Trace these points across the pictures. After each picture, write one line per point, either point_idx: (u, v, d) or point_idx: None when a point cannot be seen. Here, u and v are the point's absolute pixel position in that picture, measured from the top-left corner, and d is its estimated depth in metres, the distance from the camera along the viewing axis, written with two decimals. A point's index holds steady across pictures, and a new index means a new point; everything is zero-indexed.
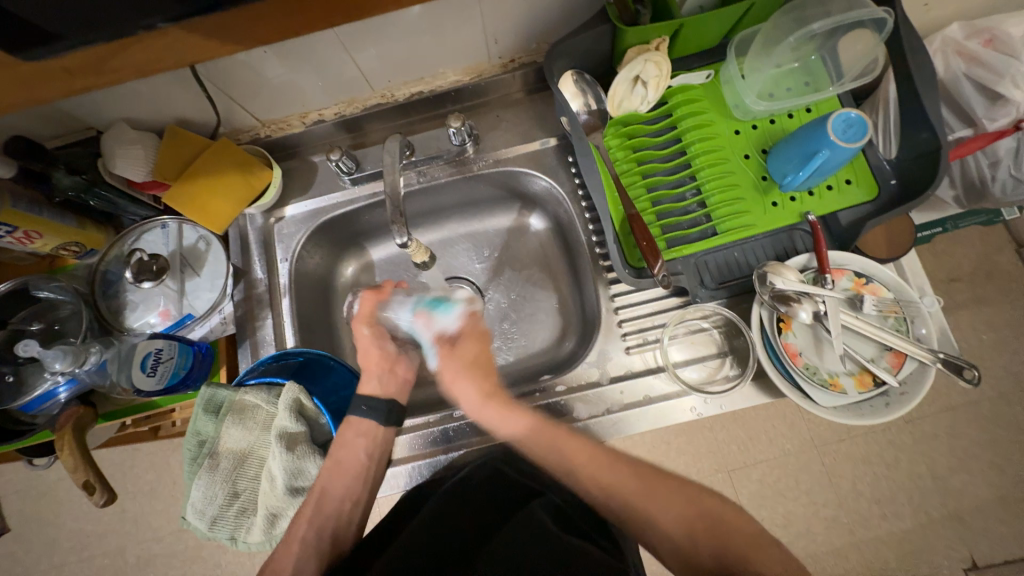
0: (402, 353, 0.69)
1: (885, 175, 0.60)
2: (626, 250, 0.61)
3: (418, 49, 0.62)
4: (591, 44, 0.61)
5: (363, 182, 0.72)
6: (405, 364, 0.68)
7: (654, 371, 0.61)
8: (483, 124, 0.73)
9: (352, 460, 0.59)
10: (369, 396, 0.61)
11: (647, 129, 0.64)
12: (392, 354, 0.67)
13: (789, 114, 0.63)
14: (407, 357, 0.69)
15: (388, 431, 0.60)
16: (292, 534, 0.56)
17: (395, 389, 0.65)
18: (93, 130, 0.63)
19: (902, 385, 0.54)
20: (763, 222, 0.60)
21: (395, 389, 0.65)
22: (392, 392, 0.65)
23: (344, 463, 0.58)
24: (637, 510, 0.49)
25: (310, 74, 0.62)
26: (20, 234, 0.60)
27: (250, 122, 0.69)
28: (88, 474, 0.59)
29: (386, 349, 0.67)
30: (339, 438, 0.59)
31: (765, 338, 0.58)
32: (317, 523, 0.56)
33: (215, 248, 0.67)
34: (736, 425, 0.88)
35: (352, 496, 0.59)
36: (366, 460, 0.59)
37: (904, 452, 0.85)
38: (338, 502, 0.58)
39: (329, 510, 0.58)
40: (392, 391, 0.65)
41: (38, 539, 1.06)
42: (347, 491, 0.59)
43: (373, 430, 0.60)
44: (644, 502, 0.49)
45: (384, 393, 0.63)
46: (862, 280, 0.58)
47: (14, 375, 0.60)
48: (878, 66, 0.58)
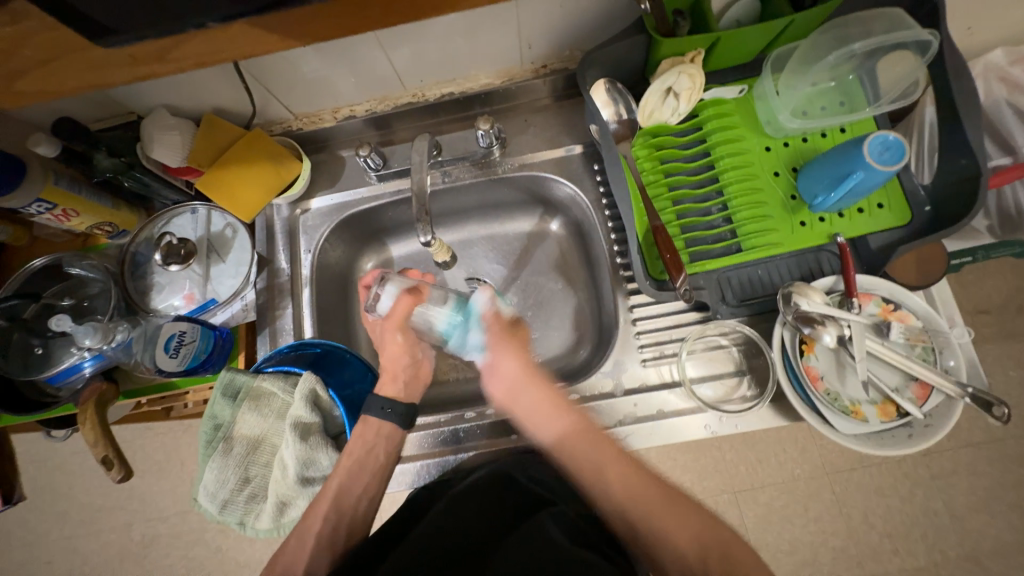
0: (425, 355, 0.65)
1: (920, 201, 0.58)
2: (648, 262, 0.60)
3: (452, 50, 0.63)
4: (625, 54, 0.61)
5: (389, 179, 0.73)
6: (427, 366, 0.65)
7: (669, 385, 0.60)
8: (510, 128, 0.73)
9: (369, 458, 0.57)
10: (391, 398, 0.59)
11: (676, 141, 0.64)
12: (418, 359, 0.63)
13: (822, 133, 0.62)
14: (429, 359, 0.65)
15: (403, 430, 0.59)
16: (305, 532, 0.53)
17: (417, 391, 0.63)
18: (133, 115, 0.64)
19: (928, 417, 0.53)
20: (791, 241, 0.59)
21: (418, 393, 0.63)
22: (414, 397, 0.62)
23: (365, 459, 0.57)
24: (655, 527, 0.46)
25: (344, 71, 0.63)
26: (59, 212, 0.62)
27: (284, 115, 0.70)
28: (106, 450, 0.61)
29: (416, 356, 0.62)
30: (359, 436, 0.58)
31: (785, 360, 0.57)
32: (333, 515, 0.54)
33: (242, 236, 0.69)
34: (746, 446, 0.87)
35: (368, 496, 0.57)
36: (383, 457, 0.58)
37: (920, 486, 0.83)
38: (355, 501, 0.56)
39: (345, 508, 0.55)
40: (414, 396, 0.62)
41: (50, 508, 1.08)
42: (357, 491, 0.56)
43: (395, 431, 0.58)
44: (663, 521, 0.46)
45: (407, 398, 0.61)
46: (890, 307, 0.57)
47: (43, 347, 0.63)
48: (919, 88, 0.57)
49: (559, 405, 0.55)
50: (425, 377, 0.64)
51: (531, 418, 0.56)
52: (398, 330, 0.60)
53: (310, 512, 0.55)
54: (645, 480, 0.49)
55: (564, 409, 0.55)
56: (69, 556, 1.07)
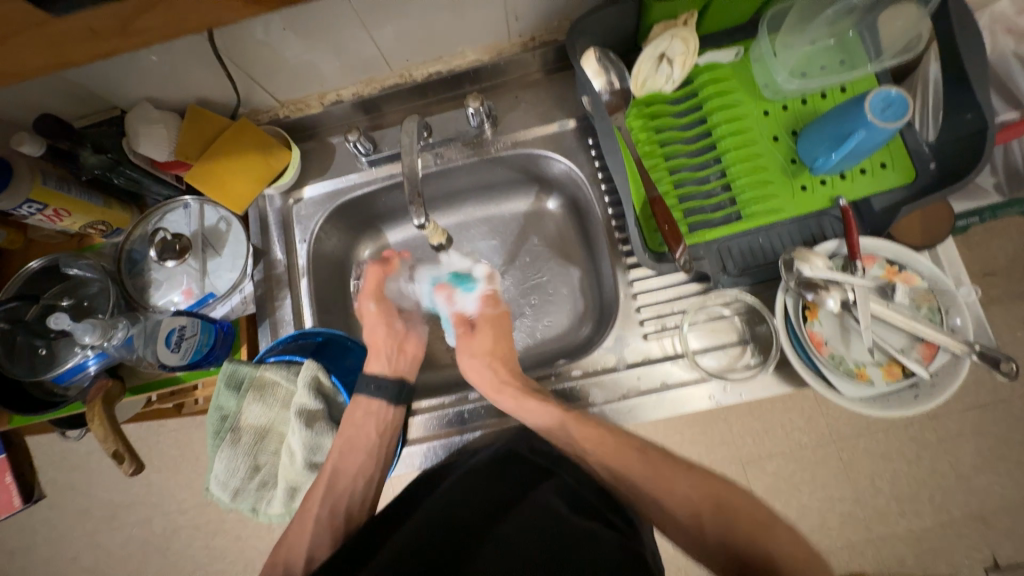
0: (410, 329, 0.71)
1: (925, 158, 0.57)
2: (646, 235, 0.59)
3: (438, 26, 0.61)
4: (616, 20, 0.58)
5: (381, 163, 0.72)
6: (414, 341, 0.70)
7: (672, 357, 0.60)
8: (501, 105, 0.71)
9: (363, 440, 0.58)
10: (376, 374, 0.62)
11: (671, 109, 0.62)
12: (400, 331, 0.69)
13: (822, 94, 0.60)
14: (415, 334, 0.70)
15: (397, 411, 0.61)
16: (306, 514, 0.55)
17: (404, 366, 0.66)
18: (116, 110, 0.63)
19: (933, 377, 0.52)
20: (791, 207, 0.58)
21: (406, 366, 0.66)
22: (403, 370, 0.66)
23: (357, 440, 0.58)
24: (659, 467, 0.49)
25: (327, 53, 0.61)
26: (50, 213, 0.62)
27: (270, 103, 0.69)
28: (117, 445, 0.61)
29: (394, 327, 0.69)
30: (348, 416, 0.60)
31: (789, 326, 0.56)
32: (329, 501, 0.57)
33: (236, 229, 0.68)
34: (751, 417, 0.87)
35: (364, 478, 0.59)
36: (378, 442, 0.59)
37: (927, 450, 0.83)
38: (351, 483, 0.58)
39: (342, 488, 0.58)
40: (403, 370, 0.66)
41: (71, 507, 1.11)
42: (357, 468, 0.58)
43: (383, 408, 0.60)
44: None
45: (393, 371, 0.64)
46: (895, 268, 0.56)
47: (47, 347, 0.63)
48: (922, 41, 0.54)
49: (537, 399, 0.57)
50: (413, 353, 0.68)
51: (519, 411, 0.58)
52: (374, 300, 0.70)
53: (308, 495, 0.57)
54: None
55: (545, 400, 0.57)
56: (94, 551, 1.09)
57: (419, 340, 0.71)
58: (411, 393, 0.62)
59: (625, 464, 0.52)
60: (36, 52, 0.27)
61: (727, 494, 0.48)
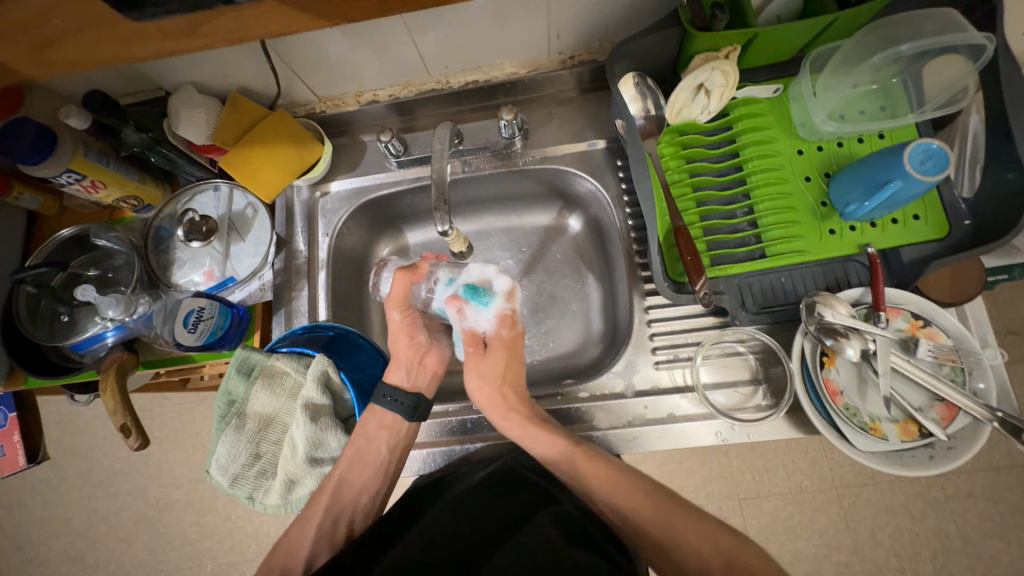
0: (434, 342, 0.65)
1: (959, 215, 0.55)
2: (668, 264, 0.59)
3: (479, 37, 0.62)
4: (657, 47, 0.59)
5: (409, 165, 0.72)
6: (437, 355, 0.64)
7: (681, 390, 0.59)
8: (534, 119, 0.72)
9: (370, 446, 0.58)
10: (394, 388, 0.60)
11: (704, 139, 0.62)
12: (424, 344, 0.63)
13: (859, 138, 0.60)
14: (439, 348, 0.65)
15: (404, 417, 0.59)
16: (308, 518, 0.55)
17: (424, 381, 0.63)
18: (162, 91, 0.65)
19: (950, 439, 0.51)
20: (818, 250, 0.57)
21: (426, 383, 0.63)
22: (421, 387, 0.63)
23: (367, 452, 0.58)
24: (664, 519, 0.46)
25: (369, 54, 0.62)
26: (88, 183, 0.64)
27: (308, 97, 0.70)
28: (125, 418, 0.62)
29: (416, 340, 0.63)
30: (361, 427, 0.59)
31: (805, 371, 0.55)
32: (335, 505, 0.57)
33: (262, 216, 0.70)
34: (753, 454, 0.85)
35: (370, 489, 0.59)
36: (382, 448, 0.59)
37: (933, 507, 0.81)
38: (356, 495, 0.58)
39: (347, 497, 0.58)
40: (421, 386, 0.63)
41: (70, 469, 1.13)
42: (364, 472, 0.58)
43: (399, 423, 0.59)
44: (679, 518, 0.46)
45: (412, 389, 0.61)
46: (919, 322, 0.54)
47: (69, 315, 0.65)
48: (968, 95, 0.53)
49: (543, 426, 0.53)
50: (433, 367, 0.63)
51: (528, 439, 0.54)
52: (398, 309, 0.61)
53: (313, 500, 0.57)
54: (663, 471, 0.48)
55: (554, 430, 0.53)
56: (88, 515, 1.11)
57: (446, 355, 0.65)
58: (426, 411, 0.59)
59: (638, 510, 0.48)
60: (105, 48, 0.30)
61: (726, 545, 0.44)
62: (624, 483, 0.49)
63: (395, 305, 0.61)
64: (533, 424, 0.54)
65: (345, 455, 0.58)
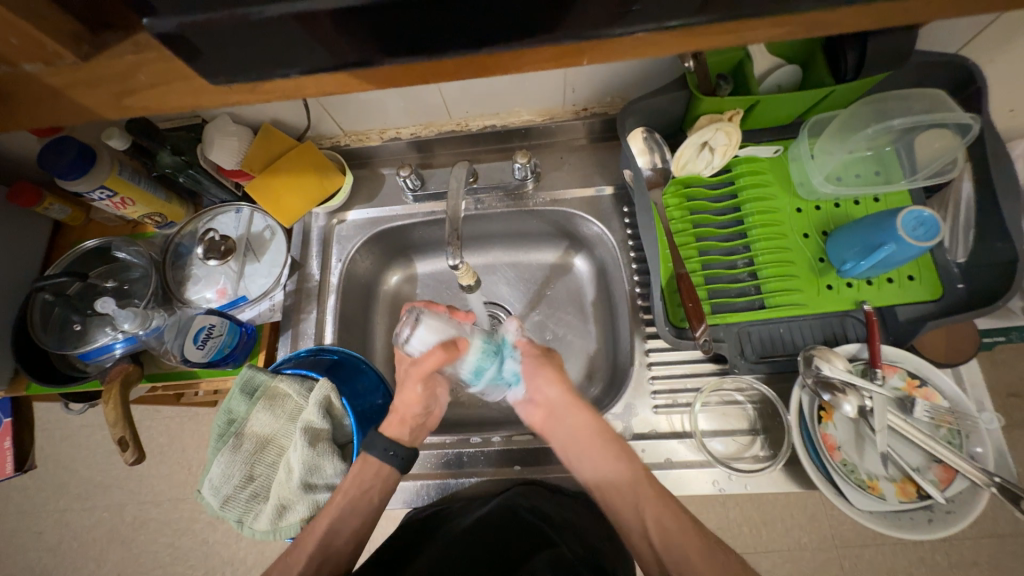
0: (438, 402, 0.63)
1: (953, 278, 0.57)
2: (669, 309, 0.61)
3: (500, 87, 0.66)
4: (665, 106, 0.63)
5: (424, 200, 0.76)
6: (438, 413, 0.63)
7: (679, 435, 0.60)
8: (546, 163, 0.75)
9: (363, 498, 0.57)
10: (394, 440, 0.57)
11: (706, 192, 0.65)
12: (431, 404, 0.62)
13: (855, 200, 0.63)
14: (441, 406, 0.64)
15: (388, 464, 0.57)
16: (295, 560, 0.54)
17: (418, 434, 0.61)
18: (198, 119, 0.69)
19: (949, 503, 0.51)
20: (815, 304, 0.59)
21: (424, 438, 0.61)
22: (419, 442, 0.60)
23: (358, 500, 0.56)
24: None
25: (396, 96, 0.67)
26: (118, 200, 0.67)
27: (334, 131, 0.75)
28: (124, 431, 0.62)
29: (428, 405, 0.61)
30: (354, 474, 0.57)
31: (803, 425, 0.55)
32: (320, 554, 0.54)
33: (279, 239, 0.72)
34: (750, 506, 0.84)
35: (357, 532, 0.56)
36: (365, 495, 0.56)
37: (935, 574, 0.78)
38: (344, 541, 0.56)
39: (334, 544, 0.55)
40: (419, 441, 0.60)
41: (51, 479, 1.10)
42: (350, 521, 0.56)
43: (390, 472, 0.57)
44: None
45: (412, 442, 0.59)
46: (915, 381, 0.55)
47: (82, 324, 0.66)
48: (956, 167, 0.57)
49: (611, 449, 0.53)
50: (431, 421, 0.62)
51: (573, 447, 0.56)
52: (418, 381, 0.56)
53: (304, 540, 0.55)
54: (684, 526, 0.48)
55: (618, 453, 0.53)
56: (62, 529, 1.08)
57: (441, 411, 0.64)
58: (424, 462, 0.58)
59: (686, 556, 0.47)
60: (177, 99, 0.33)
61: None
62: (664, 504, 0.49)
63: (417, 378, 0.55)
64: (598, 436, 0.55)
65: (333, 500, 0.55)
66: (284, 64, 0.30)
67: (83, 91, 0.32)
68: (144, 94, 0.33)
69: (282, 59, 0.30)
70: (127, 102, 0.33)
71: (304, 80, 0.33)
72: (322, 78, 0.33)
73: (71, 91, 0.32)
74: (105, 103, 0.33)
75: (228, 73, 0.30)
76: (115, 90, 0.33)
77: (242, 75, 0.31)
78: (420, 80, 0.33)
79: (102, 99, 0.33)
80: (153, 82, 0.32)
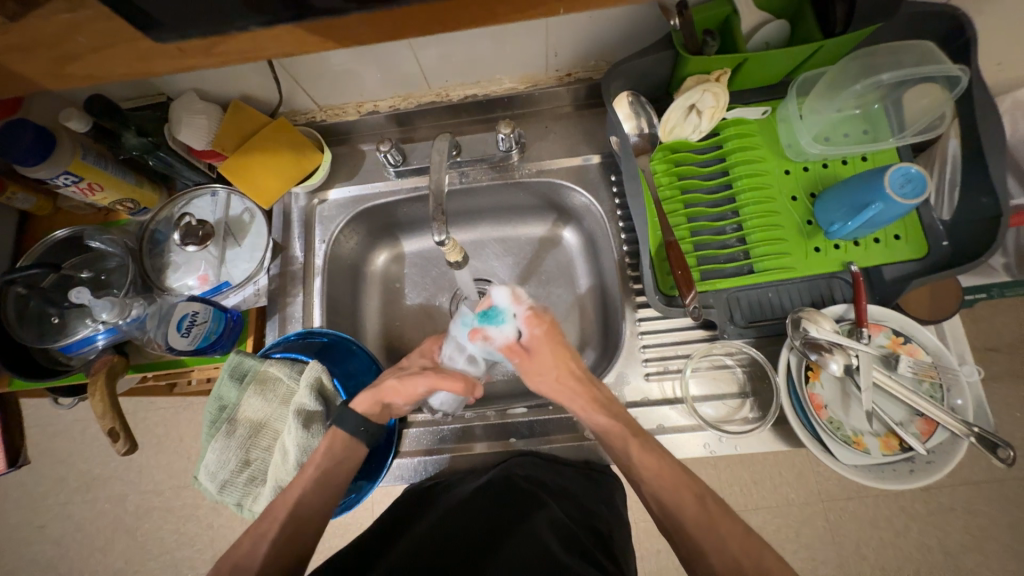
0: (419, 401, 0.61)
1: (938, 236, 0.58)
2: (659, 276, 0.60)
3: (480, 53, 0.63)
4: (651, 68, 0.61)
5: (407, 175, 0.74)
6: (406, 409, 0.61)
7: (671, 402, 0.61)
8: (530, 133, 0.73)
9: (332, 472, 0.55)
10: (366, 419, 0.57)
11: (695, 157, 0.64)
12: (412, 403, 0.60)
13: (844, 160, 0.62)
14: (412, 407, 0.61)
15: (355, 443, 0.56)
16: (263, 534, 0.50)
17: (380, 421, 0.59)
18: (163, 96, 0.65)
19: (930, 454, 0.52)
20: (804, 266, 0.59)
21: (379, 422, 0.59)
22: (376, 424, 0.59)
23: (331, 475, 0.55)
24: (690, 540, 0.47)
25: (373, 66, 0.64)
26: (85, 185, 0.63)
27: (309, 106, 0.71)
28: (114, 422, 0.62)
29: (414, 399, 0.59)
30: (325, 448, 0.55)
31: (790, 385, 0.56)
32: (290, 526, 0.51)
33: (259, 221, 0.70)
34: (741, 466, 0.86)
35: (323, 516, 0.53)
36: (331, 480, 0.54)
37: (915, 521, 0.82)
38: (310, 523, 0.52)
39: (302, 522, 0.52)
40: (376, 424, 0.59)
41: (49, 474, 1.10)
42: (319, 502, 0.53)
43: (358, 446, 0.57)
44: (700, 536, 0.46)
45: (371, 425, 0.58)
46: (899, 339, 0.56)
47: (60, 317, 0.64)
48: (945, 122, 0.56)
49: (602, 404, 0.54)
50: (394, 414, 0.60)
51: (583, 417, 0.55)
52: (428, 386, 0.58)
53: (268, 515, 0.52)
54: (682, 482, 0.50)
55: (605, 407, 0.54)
56: (64, 522, 1.08)
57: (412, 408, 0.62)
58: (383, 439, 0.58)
59: (679, 505, 0.48)
60: (124, 62, 0.33)
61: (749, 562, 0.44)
62: (667, 464, 0.51)
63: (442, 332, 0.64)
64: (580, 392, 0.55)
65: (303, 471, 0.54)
66: (243, 16, 0.29)
67: (19, 58, 0.31)
68: (88, 57, 0.32)
69: (239, 11, 0.29)
70: (71, 70, 0.32)
71: (263, 33, 0.31)
72: (283, 33, 0.31)
73: (5, 57, 0.31)
74: (48, 71, 0.32)
75: (184, 23, 0.29)
76: (53, 55, 0.31)
77: (196, 29, 0.30)
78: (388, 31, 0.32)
79: (42, 68, 0.32)
80: (92, 43, 0.30)
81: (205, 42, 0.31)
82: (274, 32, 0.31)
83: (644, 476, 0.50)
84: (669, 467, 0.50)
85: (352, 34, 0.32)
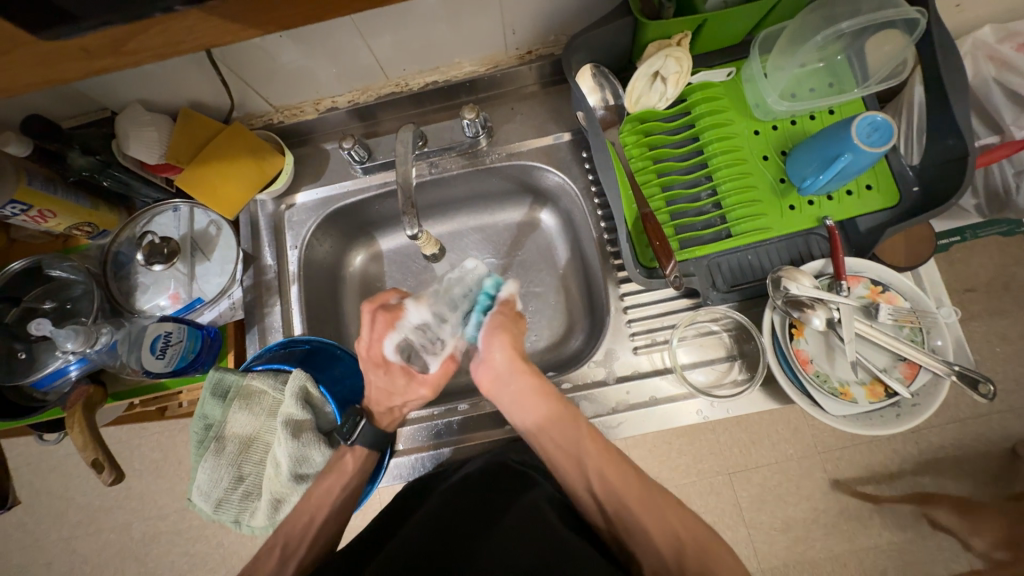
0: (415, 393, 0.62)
1: (909, 181, 0.58)
2: (638, 250, 0.60)
3: (435, 37, 0.61)
4: (612, 37, 0.59)
5: (375, 171, 0.72)
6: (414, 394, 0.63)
7: (661, 372, 0.61)
8: (496, 116, 0.72)
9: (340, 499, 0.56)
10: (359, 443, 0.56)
11: (664, 125, 0.63)
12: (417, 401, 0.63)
13: (812, 115, 0.62)
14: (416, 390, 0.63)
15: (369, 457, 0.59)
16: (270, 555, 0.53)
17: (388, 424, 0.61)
18: (107, 111, 0.62)
19: (914, 397, 0.53)
20: (780, 225, 0.59)
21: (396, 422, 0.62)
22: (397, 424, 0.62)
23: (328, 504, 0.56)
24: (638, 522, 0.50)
25: (324, 60, 0.61)
26: (36, 213, 0.60)
27: (264, 108, 0.69)
28: (97, 453, 0.60)
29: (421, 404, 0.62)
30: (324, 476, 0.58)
31: (776, 344, 0.57)
32: None
33: (226, 233, 0.67)
34: (738, 428, 0.88)
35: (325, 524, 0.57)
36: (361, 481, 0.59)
37: (908, 463, 0.84)
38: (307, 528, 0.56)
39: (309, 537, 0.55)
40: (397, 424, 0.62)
41: (47, 511, 1.08)
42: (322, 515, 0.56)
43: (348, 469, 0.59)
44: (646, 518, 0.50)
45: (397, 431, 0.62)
46: (878, 288, 0.57)
47: (27, 351, 0.61)
48: (907, 68, 0.56)
49: (544, 394, 0.56)
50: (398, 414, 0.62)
51: (513, 405, 0.57)
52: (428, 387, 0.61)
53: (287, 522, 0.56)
54: (625, 474, 0.53)
55: (543, 397, 0.56)
56: (69, 557, 1.07)
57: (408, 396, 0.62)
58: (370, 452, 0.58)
59: (627, 489, 0.52)
60: (28, 69, 0.30)
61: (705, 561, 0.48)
62: (622, 469, 0.53)
63: (430, 386, 0.60)
64: (536, 390, 0.56)
65: (322, 485, 0.57)
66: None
67: None
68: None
69: None
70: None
71: (176, 20, 0.29)
72: (188, 20, 0.30)
73: None
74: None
75: (99, 13, 0.28)
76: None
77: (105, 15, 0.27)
78: (307, 17, 0.31)
79: None
80: None
81: (113, 38, 0.29)
82: (189, 22, 0.30)
83: (584, 457, 0.53)
84: (609, 454, 0.54)
85: (271, 16, 0.30)
